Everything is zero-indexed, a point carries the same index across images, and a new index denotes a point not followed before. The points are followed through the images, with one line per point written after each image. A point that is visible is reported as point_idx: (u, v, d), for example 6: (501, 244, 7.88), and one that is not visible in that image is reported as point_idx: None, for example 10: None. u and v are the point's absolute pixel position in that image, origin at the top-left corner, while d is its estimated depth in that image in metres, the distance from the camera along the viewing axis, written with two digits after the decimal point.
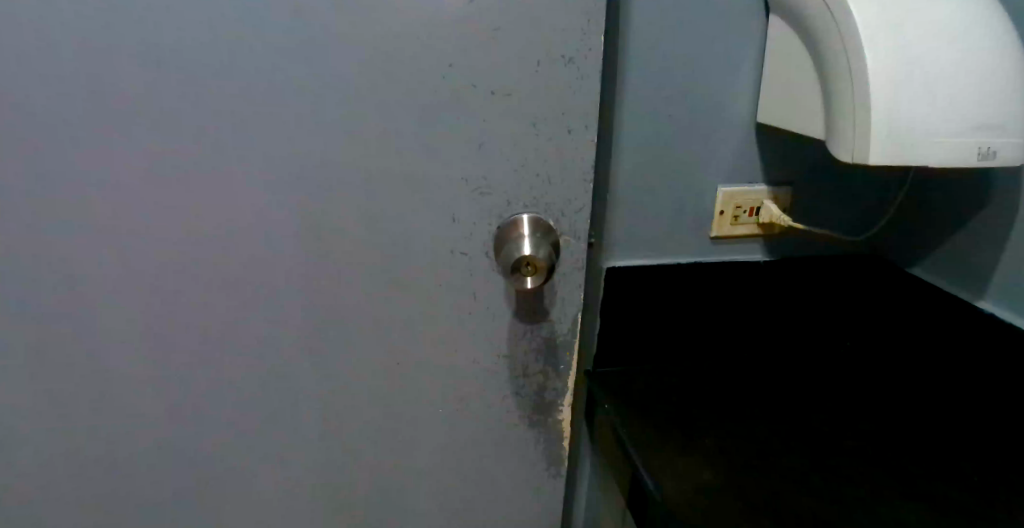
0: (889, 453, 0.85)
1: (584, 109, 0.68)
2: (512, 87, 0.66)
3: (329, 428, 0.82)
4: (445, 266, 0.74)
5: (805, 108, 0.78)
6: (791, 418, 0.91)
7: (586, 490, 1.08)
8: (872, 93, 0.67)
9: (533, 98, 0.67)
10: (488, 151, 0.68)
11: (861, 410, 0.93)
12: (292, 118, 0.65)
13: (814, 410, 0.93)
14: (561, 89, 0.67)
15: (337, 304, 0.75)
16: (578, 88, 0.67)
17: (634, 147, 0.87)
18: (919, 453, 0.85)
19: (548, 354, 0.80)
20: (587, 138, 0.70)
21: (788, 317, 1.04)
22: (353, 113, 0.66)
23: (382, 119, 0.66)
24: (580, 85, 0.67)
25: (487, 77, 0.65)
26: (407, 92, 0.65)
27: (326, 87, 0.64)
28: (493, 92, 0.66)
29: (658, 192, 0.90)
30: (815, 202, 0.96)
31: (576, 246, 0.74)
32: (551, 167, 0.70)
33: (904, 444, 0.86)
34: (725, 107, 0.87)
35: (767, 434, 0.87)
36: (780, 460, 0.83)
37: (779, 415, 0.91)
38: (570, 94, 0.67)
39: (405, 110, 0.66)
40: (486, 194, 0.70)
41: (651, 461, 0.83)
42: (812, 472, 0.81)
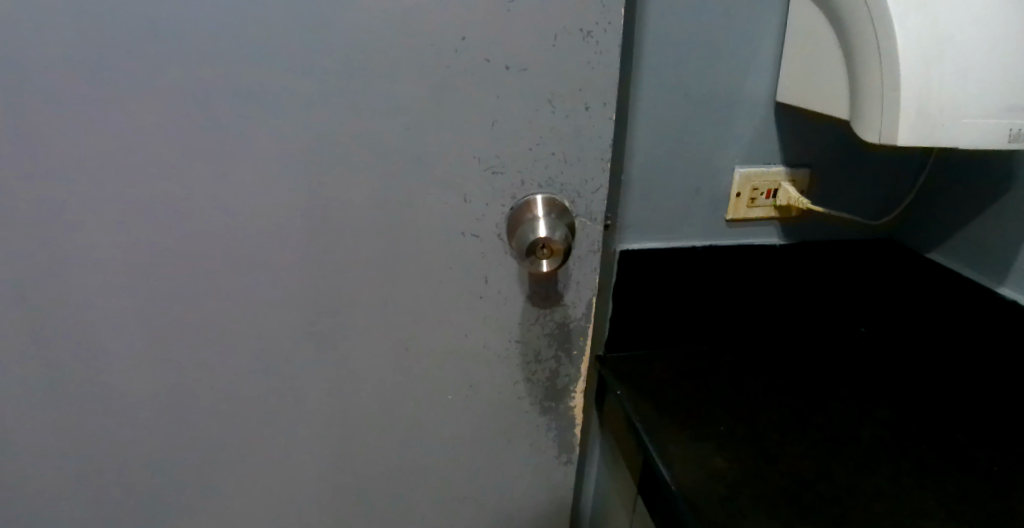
0: (907, 442, 0.83)
1: (601, 86, 0.66)
2: (526, 62, 0.64)
3: (339, 413, 0.81)
4: (457, 249, 0.72)
5: (828, 87, 0.75)
6: (807, 405, 0.89)
7: (594, 476, 1.07)
8: (901, 71, 0.65)
9: (549, 73, 0.64)
10: (502, 130, 0.66)
11: (878, 397, 0.91)
12: (299, 95, 0.63)
13: (830, 397, 0.91)
14: (577, 65, 0.64)
15: (346, 287, 0.73)
16: (595, 63, 0.65)
17: (651, 126, 0.85)
18: (937, 442, 0.83)
19: (561, 339, 0.78)
20: (604, 116, 0.67)
21: (803, 302, 1.02)
22: (363, 90, 0.63)
23: (392, 96, 0.64)
24: (597, 60, 0.65)
25: (500, 52, 0.63)
26: (418, 68, 0.63)
27: (334, 63, 0.62)
28: (507, 68, 0.64)
29: (673, 173, 0.88)
30: (834, 184, 0.94)
31: (591, 229, 0.72)
32: (567, 146, 0.68)
33: (921, 433, 0.85)
34: (745, 84, 0.85)
35: (782, 422, 0.86)
36: (795, 448, 0.81)
37: (795, 403, 0.89)
38: (587, 69, 0.65)
39: (416, 86, 0.63)
40: (499, 175, 0.68)
41: (665, 449, 0.81)
42: (827, 460, 0.80)
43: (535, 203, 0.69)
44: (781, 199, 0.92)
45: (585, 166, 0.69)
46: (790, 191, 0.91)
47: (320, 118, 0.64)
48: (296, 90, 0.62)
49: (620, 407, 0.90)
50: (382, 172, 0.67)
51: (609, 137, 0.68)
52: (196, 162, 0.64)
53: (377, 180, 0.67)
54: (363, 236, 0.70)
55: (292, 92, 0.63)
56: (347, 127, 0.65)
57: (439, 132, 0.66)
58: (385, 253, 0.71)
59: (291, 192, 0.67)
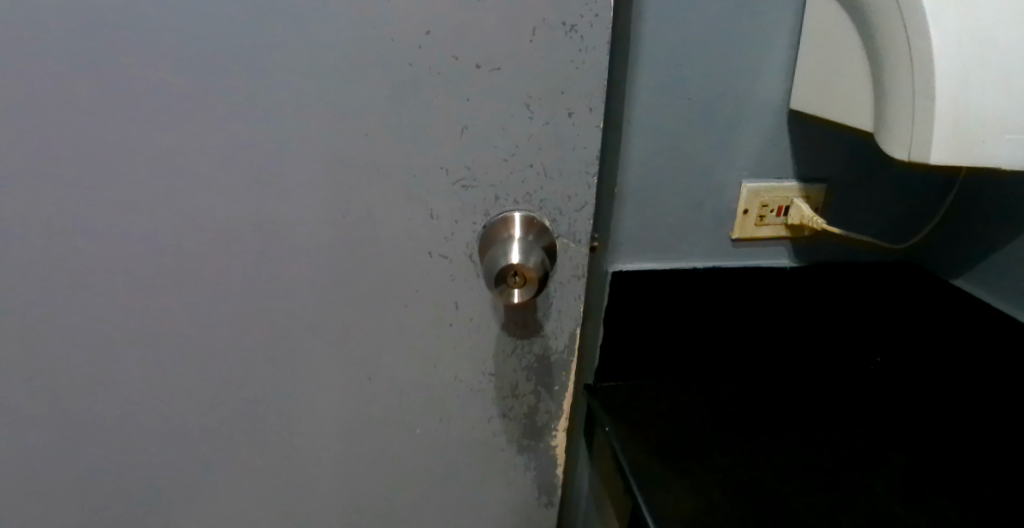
0: (928, 495, 0.74)
1: (587, 89, 0.57)
2: (500, 60, 0.55)
3: (295, 447, 0.73)
4: (424, 271, 0.64)
5: (848, 94, 0.66)
6: (816, 448, 0.81)
7: (581, 514, 0.98)
8: (936, 77, 0.55)
9: (526, 73, 0.56)
10: (473, 138, 0.58)
11: (894, 440, 0.83)
12: (239, 94, 0.55)
13: (841, 439, 0.82)
14: (559, 64, 0.56)
15: (299, 311, 0.65)
16: (580, 62, 0.56)
17: (647, 135, 0.76)
18: (962, 495, 0.74)
19: (541, 372, 0.70)
20: (591, 123, 0.59)
21: (814, 330, 0.93)
22: (312, 89, 0.55)
23: (346, 97, 0.55)
24: (583, 59, 0.56)
25: (470, 48, 0.54)
26: (375, 65, 0.54)
27: (277, 57, 0.54)
28: (477, 66, 0.55)
29: (672, 187, 0.79)
30: (851, 202, 0.85)
31: (576, 251, 0.64)
32: (547, 157, 0.59)
33: (944, 483, 0.76)
34: (753, 90, 0.76)
35: (787, 467, 0.77)
36: (803, 499, 0.73)
37: (801, 445, 0.81)
38: (570, 69, 0.56)
39: (374, 86, 0.55)
40: (470, 188, 0.60)
41: (656, 497, 0.73)
42: (837, 515, 0.71)
43: (512, 221, 0.61)
44: (793, 217, 0.83)
45: (569, 181, 0.61)
46: (803, 209, 0.82)
47: (264, 121, 0.56)
48: (235, 88, 0.54)
49: (609, 444, 0.82)
50: (337, 184, 0.59)
51: (597, 147, 0.60)
52: (124, 169, 0.56)
53: (331, 192, 0.59)
54: (317, 254, 0.62)
55: (230, 90, 0.54)
56: (295, 132, 0.56)
57: (401, 139, 0.57)
58: (342, 274, 0.63)
59: (234, 204, 0.59)
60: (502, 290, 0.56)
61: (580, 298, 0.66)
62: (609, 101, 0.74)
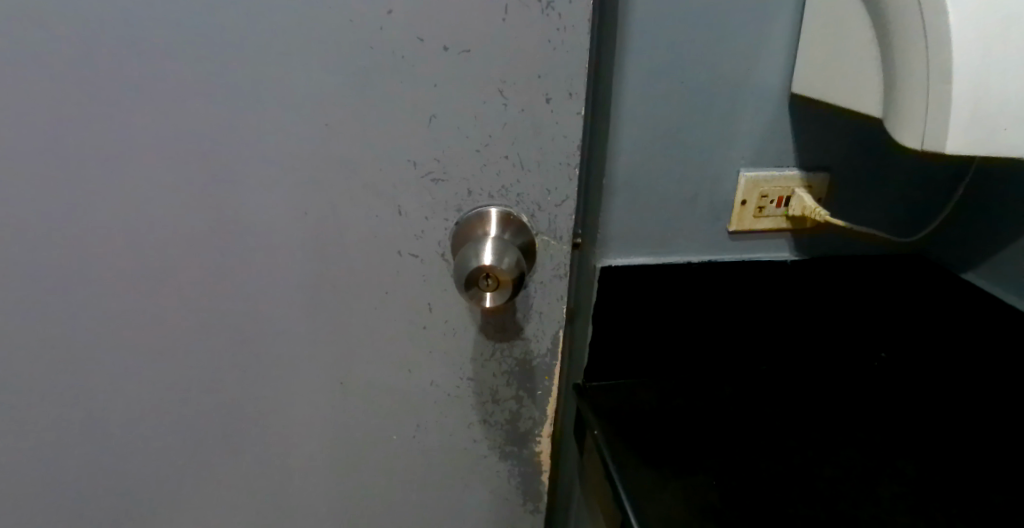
0: (933, 505, 0.70)
1: (566, 73, 0.52)
2: (470, 41, 0.50)
3: (265, 456, 0.69)
4: (393, 272, 0.59)
5: (855, 77, 0.61)
6: (815, 454, 0.77)
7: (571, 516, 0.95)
8: (954, 58, 0.50)
9: (498, 55, 0.51)
10: (442, 128, 0.53)
11: (896, 445, 0.79)
12: (183, 81, 0.50)
13: (842, 444, 0.79)
14: (534, 44, 0.51)
15: (260, 315, 0.60)
16: (559, 42, 0.51)
17: (638, 122, 0.71)
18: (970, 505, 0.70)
19: (522, 377, 0.66)
20: (572, 110, 0.54)
21: (814, 328, 0.89)
22: (262, 75, 0.50)
23: (300, 83, 0.50)
24: (561, 38, 0.51)
25: (435, 28, 0.49)
26: (330, 47, 0.49)
27: (222, 40, 0.49)
28: (445, 48, 0.50)
29: (665, 178, 0.74)
30: (856, 192, 0.80)
31: (557, 249, 0.59)
32: (524, 148, 0.54)
33: (950, 491, 0.72)
34: (752, 72, 0.70)
35: (784, 475, 0.74)
36: (800, 510, 0.69)
37: (799, 451, 0.77)
38: (548, 50, 0.51)
39: (331, 71, 0.50)
40: (441, 183, 0.55)
41: (646, 509, 0.69)
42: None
43: (487, 218, 0.56)
44: (794, 208, 0.78)
45: (548, 173, 0.56)
46: (805, 199, 0.77)
47: (210, 111, 0.51)
48: (178, 75, 0.49)
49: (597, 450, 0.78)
50: (295, 178, 0.54)
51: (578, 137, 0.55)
52: (61, 165, 0.52)
53: (289, 188, 0.54)
54: (277, 254, 0.57)
55: (170, 77, 0.49)
56: (246, 122, 0.51)
57: (362, 130, 0.52)
58: (305, 276, 0.59)
59: (183, 202, 0.54)
60: (472, 294, 0.51)
61: (563, 300, 0.62)
62: (595, 86, 0.69)
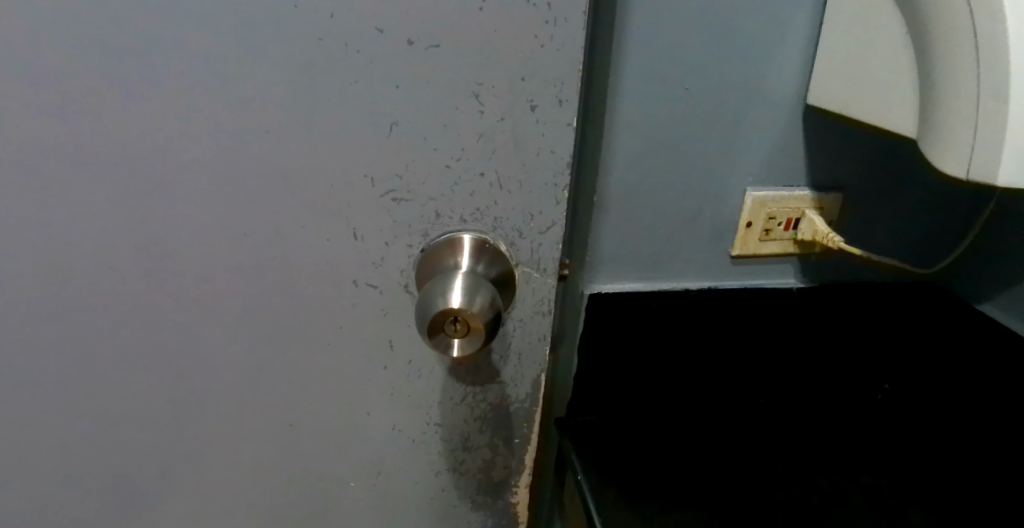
0: None
1: (555, 76, 0.44)
2: (441, 35, 0.41)
3: (202, 508, 0.59)
4: (349, 306, 0.50)
5: (885, 90, 0.53)
6: (821, 503, 0.69)
7: None
8: (1014, 74, 0.42)
9: (475, 53, 0.42)
10: (406, 139, 0.44)
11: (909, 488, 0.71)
12: (89, 72, 0.41)
13: (850, 491, 0.71)
14: (519, 41, 0.42)
15: (192, 351, 0.51)
16: (548, 38, 0.42)
17: (635, 132, 0.62)
18: None
19: (497, 423, 0.58)
20: (561, 121, 0.45)
21: (818, 357, 0.82)
22: (188, 69, 0.41)
23: (235, 79, 0.42)
24: (551, 34, 0.42)
25: (398, 17, 0.41)
26: (272, 36, 0.41)
27: (138, 24, 0.40)
28: (410, 42, 0.41)
29: (663, 197, 0.66)
30: (870, 216, 0.73)
31: (541, 282, 0.51)
32: (503, 163, 0.46)
33: None
34: (764, 80, 0.63)
35: (788, 526, 0.66)
36: None
37: (802, 497, 0.69)
38: (534, 48, 0.43)
39: (272, 65, 0.42)
40: (404, 203, 0.47)
41: None
42: None
43: (459, 245, 0.48)
44: (803, 232, 0.71)
45: (531, 194, 0.47)
46: (816, 222, 0.70)
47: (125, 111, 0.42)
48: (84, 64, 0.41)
49: (579, 492, 0.70)
50: (231, 193, 0.45)
51: (568, 152, 0.46)
52: None
53: (224, 205, 0.46)
54: (211, 282, 0.48)
55: (76, 67, 0.41)
56: (169, 125, 0.43)
57: (311, 137, 0.44)
58: (245, 307, 0.50)
59: (97, 217, 0.45)
60: (437, 341, 0.43)
61: (545, 338, 0.54)
62: (587, 92, 0.61)
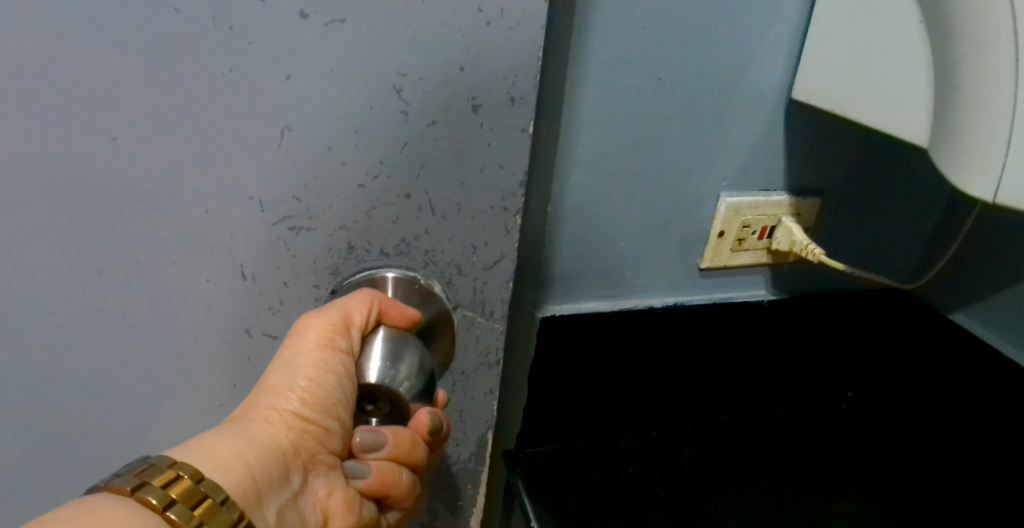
0: None
1: (499, 65, 0.37)
2: (347, 8, 0.34)
3: None
4: (242, 334, 0.44)
5: (890, 89, 0.45)
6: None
7: None
8: None
9: (394, 32, 0.35)
10: (304, 145, 0.38)
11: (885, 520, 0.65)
12: None
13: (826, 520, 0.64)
14: (453, 13, 0.35)
15: (60, 373, 0.43)
16: (496, 14, 0.36)
17: (599, 130, 0.52)
18: None
19: (438, 484, 0.52)
20: (511, 126, 0.39)
21: (784, 371, 0.76)
22: (26, 39, 0.33)
23: (92, 53, 0.34)
24: (500, 8, 0.36)
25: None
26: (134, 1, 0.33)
27: None
28: (303, 14, 0.34)
29: (626, 206, 0.57)
30: (848, 224, 0.66)
31: (487, 330, 0.47)
32: (434, 180, 0.40)
33: None
34: (746, 71, 0.54)
35: None
36: None
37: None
38: (475, 24, 0.36)
39: (137, 37, 0.34)
40: (306, 233, 0.41)
41: None
42: None
43: (382, 286, 0.43)
44: (779, 241, 0.63)
45: (472, 220, 0.42)
46: (793, 231, 0.62)
47: None
48: None
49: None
50: (93, 195, 0.37)
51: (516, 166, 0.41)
52: None
53: (87, 207, 0.38)
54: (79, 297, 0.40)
55: None
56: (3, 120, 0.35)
57: (191, 128, 0.36)
58: (124, 325, 0.42)
59: None
60: (384, 457, 0.42)
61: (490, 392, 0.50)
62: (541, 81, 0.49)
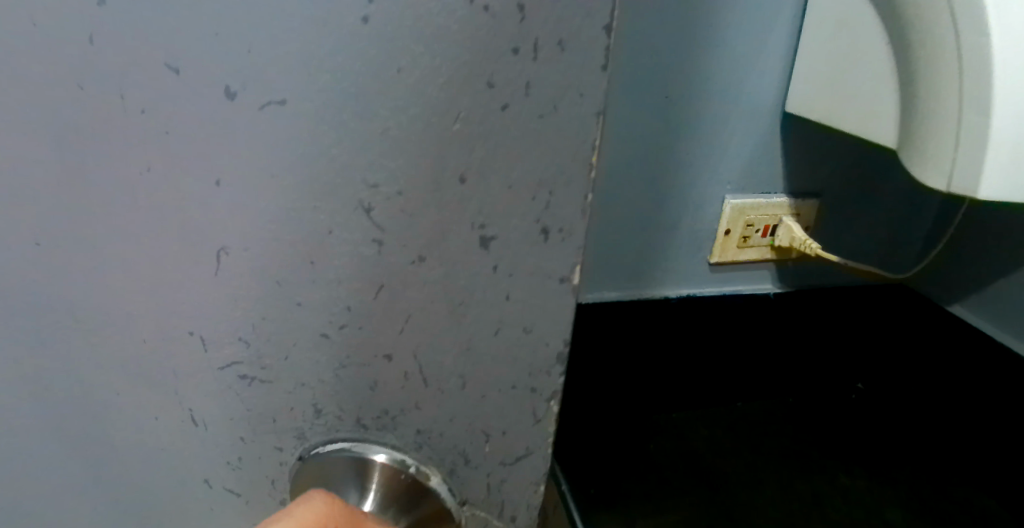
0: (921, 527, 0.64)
1: (525, 173, 0.31)
2: (292, 89, 0.30)
3: None
4: (239, 442, 0.41)
5: (866, 100, 0.53)
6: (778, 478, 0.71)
7: None
8: (996, 88, 0.42)
9: (392, 132, 0.30)
10: (247, 267, 0.34)
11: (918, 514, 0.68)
12: None
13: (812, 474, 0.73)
14: (473, 102, 0.30)
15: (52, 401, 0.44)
16: (522, 95, 0.30)
17: (612, 142, 0.62)
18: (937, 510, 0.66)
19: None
20: (545, 266, 0.34)
21: (793, 365, 0.81)
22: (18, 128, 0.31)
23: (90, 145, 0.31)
24: (525, 83, 0.29)
25: (270, 52, 0.29)
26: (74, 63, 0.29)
27: None
28: (232, 93, 0.30)
29: (638, 207, 0.66)
30: (845, 223, 0.73)
31: (525, 475, 0.42)
32: (428, 320, 0.36)
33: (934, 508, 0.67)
34: (743, 88, 0.62)
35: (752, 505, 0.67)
36: None
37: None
38: (490, 112, 0.30)
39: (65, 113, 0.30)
40: (258, 382, 0.38)
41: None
42: None
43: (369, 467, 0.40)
44: (781, 238, 0.70)
45: (476, 399, 0.39)
46: (794, 229, 0.70)
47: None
48: None
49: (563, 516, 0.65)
50: (109, 303, 0.36)
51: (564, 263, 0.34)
52: None
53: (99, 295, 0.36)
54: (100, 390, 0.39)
55: None
56: None
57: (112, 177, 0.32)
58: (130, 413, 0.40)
59: None
60: None
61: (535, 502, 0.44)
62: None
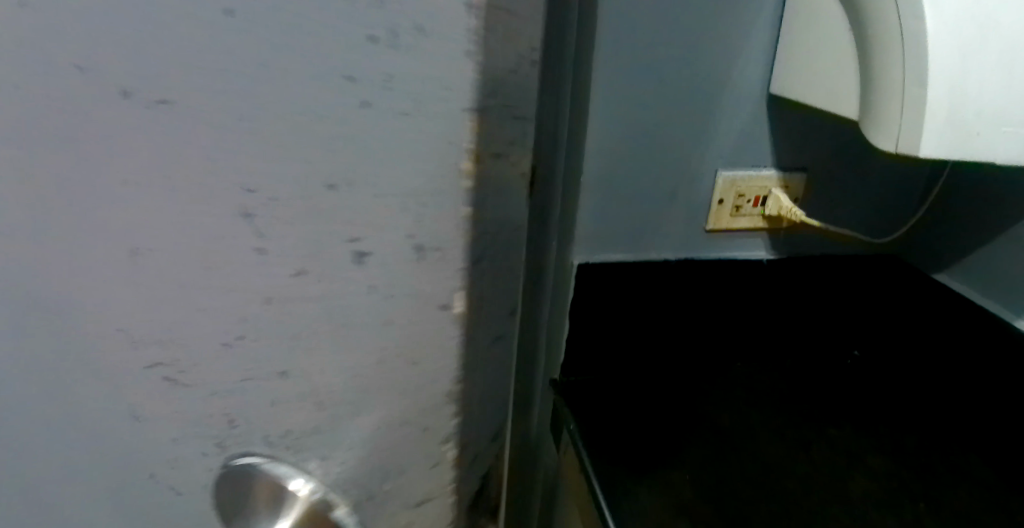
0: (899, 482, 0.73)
1: (403, 190, 0.31)
2: (174, 90, 0.28)
3: None
4: (157, 462, 0.37)
5: (833, 78, 0.61)
6: (772, 431, 0.80)
7: (549, 497, 1.00)
8: (930, 64, 0.51)
9: (259, 136, 0.29)
10: (164, 265, 0.31)
11: (927, 486, 0.72)
12: None
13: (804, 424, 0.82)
14: (323, 94, 0.29)
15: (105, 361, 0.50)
16: (384, 89, 0.29)
17: (615, 124, 0.71)
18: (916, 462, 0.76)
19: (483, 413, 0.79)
20: (411, 260, 0.33)
21: (788, 328, 0.89)
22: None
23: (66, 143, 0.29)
24: (385, 75, 0.29)
25: (158, 53, 0.27)
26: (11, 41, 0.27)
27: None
28: (127, 94, 0.28)
29: (640, 181, 0.74)
30: (831, 195, 0.81)
31: (441, 463, 0.42)
32: (295, 346, 0.34)
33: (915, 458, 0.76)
34: (731, 73, 0.70)
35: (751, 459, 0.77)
36: (759, 505, 0.71)
37: (823, 509, 0.70)
38: (348, 110, 0.29)
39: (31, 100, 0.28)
40: (178, 387, 0.34)
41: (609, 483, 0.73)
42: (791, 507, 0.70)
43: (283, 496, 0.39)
44: (770, 208, 0.79)
45: (375, 365, 0.36)
46: (781, 200, 0.78)
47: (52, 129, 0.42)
48: None
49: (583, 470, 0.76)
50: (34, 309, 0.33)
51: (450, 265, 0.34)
52: None
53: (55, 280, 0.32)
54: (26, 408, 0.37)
55: None
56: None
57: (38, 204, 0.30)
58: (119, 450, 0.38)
59: None
60: None
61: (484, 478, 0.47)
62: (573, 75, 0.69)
